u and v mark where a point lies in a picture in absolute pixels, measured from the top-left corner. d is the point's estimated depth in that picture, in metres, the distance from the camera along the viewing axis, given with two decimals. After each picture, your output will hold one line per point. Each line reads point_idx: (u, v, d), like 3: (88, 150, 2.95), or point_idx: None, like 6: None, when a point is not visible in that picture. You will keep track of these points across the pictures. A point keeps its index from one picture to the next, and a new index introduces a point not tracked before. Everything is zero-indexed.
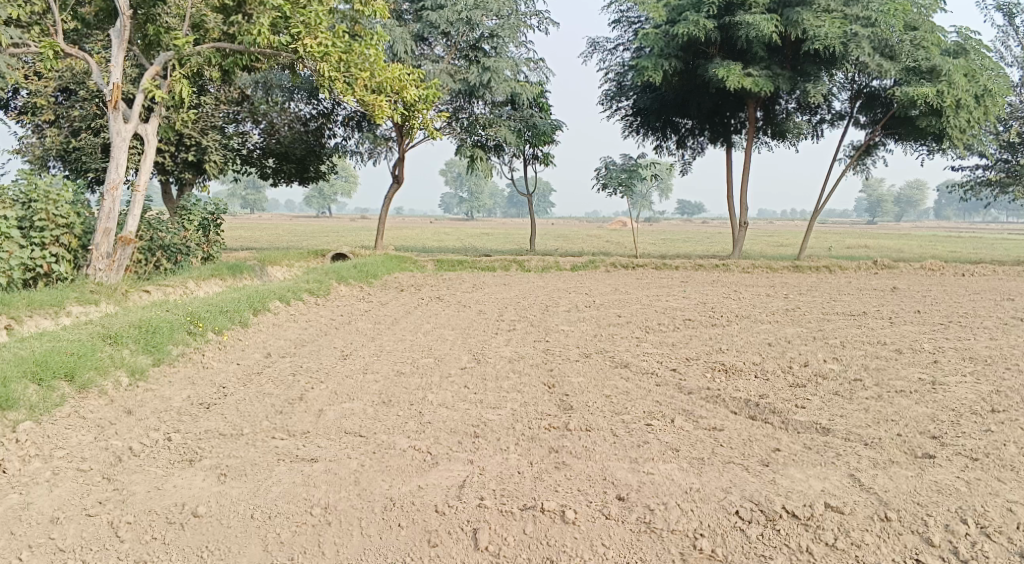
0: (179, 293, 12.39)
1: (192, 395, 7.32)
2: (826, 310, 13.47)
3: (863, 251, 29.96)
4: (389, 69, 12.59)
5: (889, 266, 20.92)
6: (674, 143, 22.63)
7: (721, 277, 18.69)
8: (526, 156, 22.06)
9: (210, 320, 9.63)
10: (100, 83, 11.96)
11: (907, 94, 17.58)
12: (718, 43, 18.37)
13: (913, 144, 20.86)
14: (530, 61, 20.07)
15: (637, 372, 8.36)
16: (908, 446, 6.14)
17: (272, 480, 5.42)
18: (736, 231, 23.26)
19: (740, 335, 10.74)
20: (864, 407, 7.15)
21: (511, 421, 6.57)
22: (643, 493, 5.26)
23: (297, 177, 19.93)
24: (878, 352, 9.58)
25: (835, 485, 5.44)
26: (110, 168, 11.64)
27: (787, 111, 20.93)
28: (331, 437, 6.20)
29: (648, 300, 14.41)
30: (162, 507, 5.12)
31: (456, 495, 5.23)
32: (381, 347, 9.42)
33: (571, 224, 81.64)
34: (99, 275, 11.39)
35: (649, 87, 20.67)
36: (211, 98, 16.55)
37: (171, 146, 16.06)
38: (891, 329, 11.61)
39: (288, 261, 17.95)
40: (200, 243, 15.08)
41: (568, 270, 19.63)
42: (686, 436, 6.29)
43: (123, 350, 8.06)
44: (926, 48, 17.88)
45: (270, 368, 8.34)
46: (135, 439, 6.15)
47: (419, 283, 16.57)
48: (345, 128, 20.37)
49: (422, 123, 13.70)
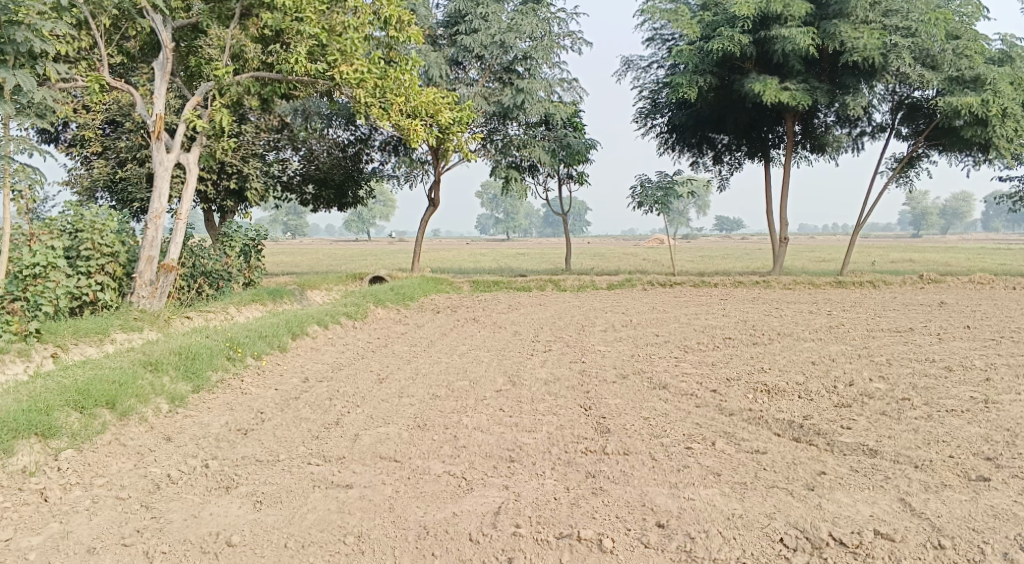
0: (220, 319, 12.55)
1: (230, 421, 7.37)
2: (871, 326, 13.13)
3: (909, 265, 29.26)
4: (424, 94, 12.70)
5: (936, 280, 20.39)
6: (710, 159, 22.45)
7: (761, 294, 18.38)
8: (561, 175, 22.04)
9: (249, 346, 9.73)
10: (144, 115, 12.25)
11: (951, 104, 17.18)
12: (753, 58, 18.22)
13: (957, 154, 20.39)
14: (564, 81, 20.11)
15: (676, 393, 8.20)
16: (961, 468, 5.90)
17: (306, 507, 5.40)
18: (776, 246, 22.88)
19: (782, 353, 10.50)
20: (913, 428, 6.91)
21: (548, 445, 6.48)
22: (683, 520, 5.13)
23: (335, 202, 20.24)
24: (927, 370, 9.28)
25: (884, 510, 5.23)
26: (153, 198, 11.89)
27: (826, 124, 20.61)
28: (366, 462, 6.17)
29: (686, 318, 14.22)
30: (197, 536, 5.12)
31: (491, 522, 5.15)
32: (417, 370, 9.41)
33: (608, 243, 81.38)
34: (142, 302, 11.60)
35: (684, 104, 20.55)
36: (251, 126, 16.77)
37: (213, 174, 16.38)
38: (940, 345, 11.25)
39: (327, 285, 18.13)
40: (241, 269, 15.32)
41: (605, 289, 19.50)
42: (728, 460, 6.13)
43: (163, 377, 8.15)
44: (970, 57, 17.54)
45: (307, 393, 8.37)
46: (173, 466, 6.20)
47: (455, 305, 16.59)
48: (382, 152, 20.65)
49: (457, 146, 13.77)
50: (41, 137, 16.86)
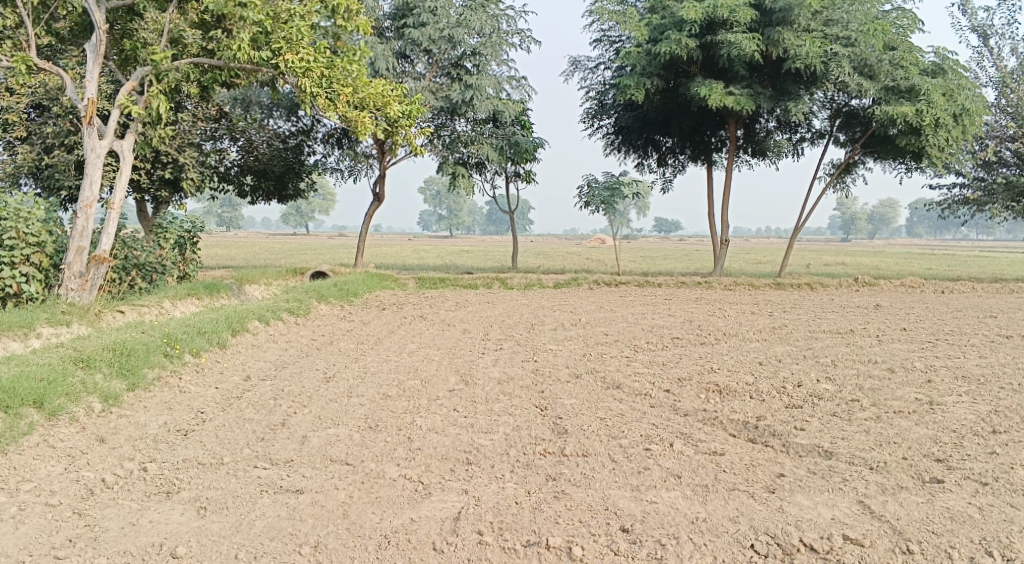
0: (154, 314, 11.99)
1: (169, 421, 6.99)
2: (813, 328, 13.38)
3: (842, 268, 30.09)
4: (372, 86, 12.35)
5: (870, 283, 20.96)
6: (654, 161, 22.60)
7: (705, 294, 18.61)
8: (508, 173, 21.89)
9: (187, 342, 9.28)
10: (74, 98, 11.60)
11: (888, 113, 17.64)
12: (699, 62, 18.36)
13: (891, 162, 21.01)
14: (512, 78, 19.99)
15: (630, 393, 8.12)
16: (915, 470, 5.97)
17: (256, 513, 5.12)
18: (717, 248, 23.14)
19: (731, 353, 10.58)
20: (865, 429, 6.98)
21: (505, 446, 6.31)
22: (648, 524, 5.04)
23: (275, 194, 19.70)
24: (871, 371, 9.45)
25: (845, 513, 5.25)
26: (84, 185, 11.27)
27: (767, 129, 20.98)
28: (316, 466, 5.90)
29: (634, 317, 14.25)
30: (138, 547, 4.78)
31: (452, 530, 4.95)
32: (366, 369, 9.13)
33: (550, 242, 81.88)
34: (71, 295, 10.98)
35: (630, 106, 20.64)
36: (188, 114, 16.18)
37: (147, 163, 15.74)
38: (880, 347, 11.51)
39: (266, 279, 17.58)
40: (177, 261, 14.72)
41: (551, 288, 19.45)
42: (687, 462, 6.07)
43: (95, 374, 7.69)
44: (905, 67, 18.10)
45: (250, 392, 8.02)
46: (108, 469, 5.81)
47: (400, 302, 16.28)
48: (325, 145, 20.16)
49: (405, 140, 13.47)
50: None
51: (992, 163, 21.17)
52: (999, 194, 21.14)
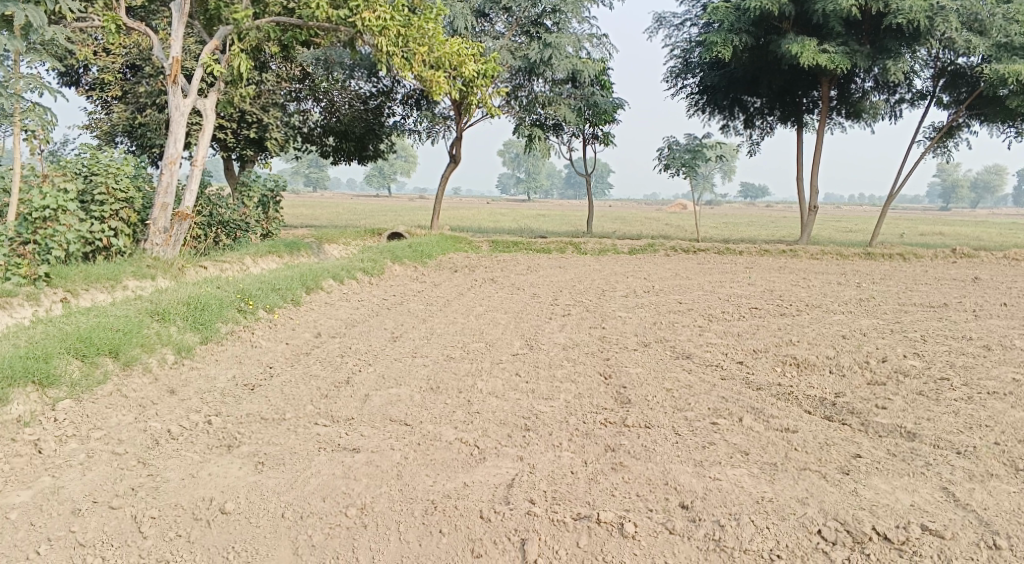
0: (235, 270, 12.28)
1: (238, 375, 7.12)
2: (903, 300, 12.64)
3: (939, 238, 28.46)
4: (448, 45, 12.09)
5: (969, 255, 19.73)
6: (741, 123, 21.70)
7: (788, 263, 17.88)
8: (585, 135, 21.47)
9: (261, 298, 9.43)
10: (160, 58, 11.83)
11: (998, 72, 16.33)
12: (792, 18, 17.40)
13: (999, 125, 19.56)
14: (592, 36, 19.47)
15: (700, 364, 7.83)
16: (1008, 457, 5.52)
17: (310, 471, 5.13)
18: (804, 215, 22.14)
19: (811, 325, 10.08)
20: (953, 410, 6.50)
21: (566, 414, 6.16)
22: (709, 501, 4.81)
23: (356, 155, 19.87)
24: (964, 348, 8.84)
25: (925, 499, 4.90)
26: (168, 143, 11.53)
27: (863, 90, 19.79)
28: (375, 425, 5.89)
29: (711, 286, 13.78)
30: (190, 501, 4.85)
31: (504, 498, 4.85)
32: (432, 330, 9.10)
33: (629, 207, 80.71)
34: (156, 250, 11.34)
35: (717, 64, 19.79)
36: (272, 75, 16.39)
37: (233, 123, 15.95)
38: (977, 323, 10.77)
39: (344, 239, 17.81)
40: (259, 219, 15.04)
41: (627, 253, 19.02)
42: (756, 438, 5.78)
43: (170, 327, 7.90)
44: (1021, 22, 16.73)
45: (318, 349, 8.11)
46: (175, 421, 5.95)
47: (472, 264, 16.22)
48: (404, 106, 20.16)
49: (480, 100, 13.25)
50: (61, 79, 16.56)
51: None
52: None
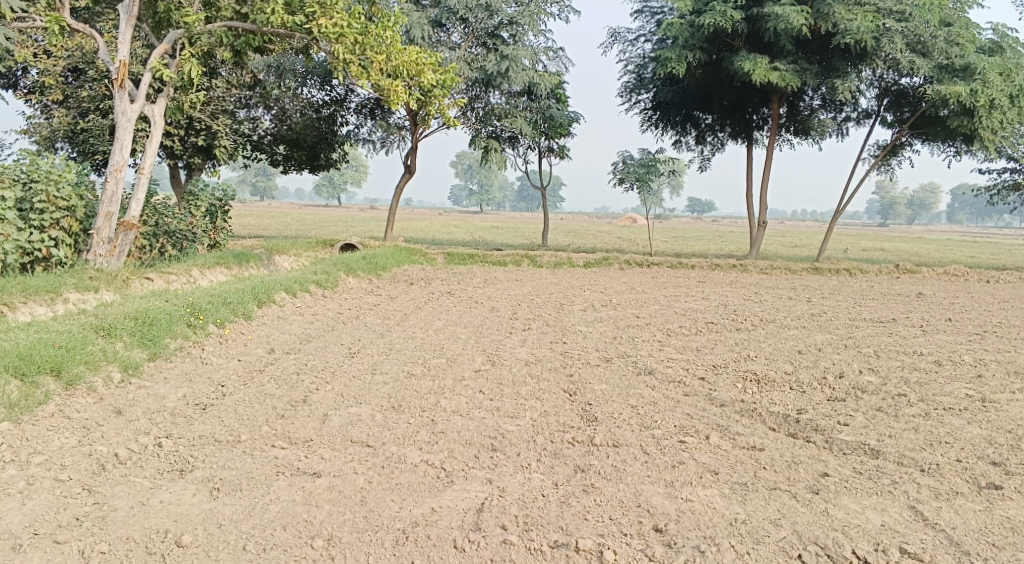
0: (182, 282, 11.87)
1: (189, 394, 6.81)
2: (854, 315, 12.88)
3: (882, 254, 29.24)
4: (406, 53, 11.93)
5: (912, 270, 20.28)
6: (693, 139, 21.98)
7: (740, 278, 18.12)
8: (540, 148, 21.48)
9: (211, 312, 9.10)
10: (106, 62, 11.40)
11: (940, 93, 16.84)
12: (744, 36, 17.71)
13: (940, 144, 20.15)
14: (548, 50, 19.54)
15: (663, 380, 7.80)
16: (970, 474, 5.57)
17: (270, 497, 4.90)
18: (754, 230, 22.47)
19: (768, 340, 10.16)
20: (913, 427, 6.57)
21: (532, 433, 6.04)
22: (683, 525, 4.74)
23: (307, 164, 19.52)
24: (917, 363, 8.99)
25: (896, 519, 4.91)
26: (114, 150, 11.09)
27: (811, 108, 20.24)
28: (335, 447, 5.67)
29: (668, 300, 13.83)
30: (142, 534, 4.56)
31: (475, 524, 4.69)
32: (391, 346, 8.89)
33: (579, 219, 81.39)
34: (99, 261, 10.87)
35: (671, 80, 20.01)
36: (222, 81, 16.05)
37: (180, 130, 15.51)
38: (926, 338, 11.01)
39: (296, 250, 17.44)
40: (207, 230, 14.61)
41: (582, 267, 19.04)
42: (725, 457, 5.73)
43: (116, 343, 7.55)
44: (961, 45, 17.26)
45: (273, 365, 7.83)
46: (122, 444, 5.63)
47: (428, 277, 16.00)
48: (358, 115, 19.91)
49: (437, 110, 13.11)
50: None
51: None
52: None
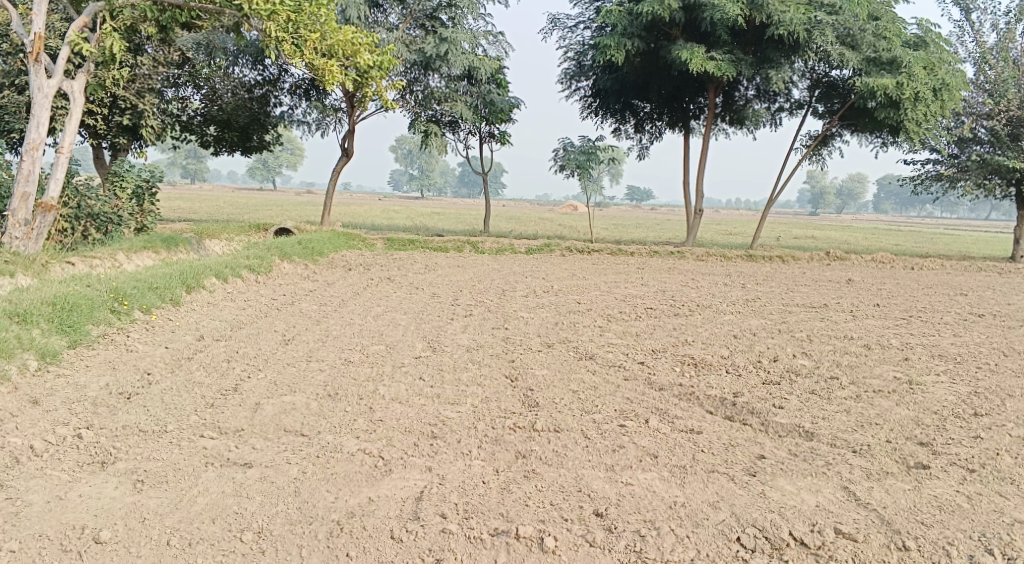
0: (106, 266, 11.36)
1: (112, 383, 6.50)
2: (787, 301, 13.16)
3: (813, 242, 30.05)
4: (341, 32, 11.61)
5: (841, 257, 20.86)
6: (631, 127, 22.12)
7: (678, 264, 18.34)
8: (481, 134, 21.31)
9: (137, 298, 8.72)
10: (20, 33, 10.76)
11: (868, 85, 17.29)
12: (681, 25, 17.85)
13: (868, 135, 20.72)
14: (488, 34, 19.37)
15: (604, 365, 7.80)
16: (899, 455, 5.71)
17: (197, 489, 4.70)
18: (691, 218, 22.75)
19: (706, 326, 10.28)
20: (845, 409, 6.72)
21: (472, 419, 5.94)
22: (623, 508, 4.73)
23: (240, 146, 18.93)
24: (847, 348, 9.21)
25: (829, 499, 5.00)
26: (30, 126, 10.50)
27: (746, 98, 20.57)
28: (268, 436, 5.48)
29: (607, 286, 13.88)
30: (56, 530, 4.31)
31: (413, 513, 4.58)
32: (328, 332, 8.67)
33: (518, 206, 81.44)
34: (15, 244, 10.28)
35: (610, 68, 20.06)
36: (148, 58, 15.20)
37: (104, 108, 14.84)
38: (855, 323, 11.31)
39: (228, 234, 16.90)
40: (134, 212, 14.01)
41: (523, 253, 19.01)
42: (664, 440, 5.75)
43: (32, 330, 7.15)
44: (888, 39, 17.67)
45: (202, 353, 7.54)
46: (38, 436, 5.32)
47: (367, 262, 15.72)
48: (292, 96, 19.40)
49: (375, 92, 12.82)
50: None
51: (966, 140, 20.33)
52: (971, 172, 20.32)
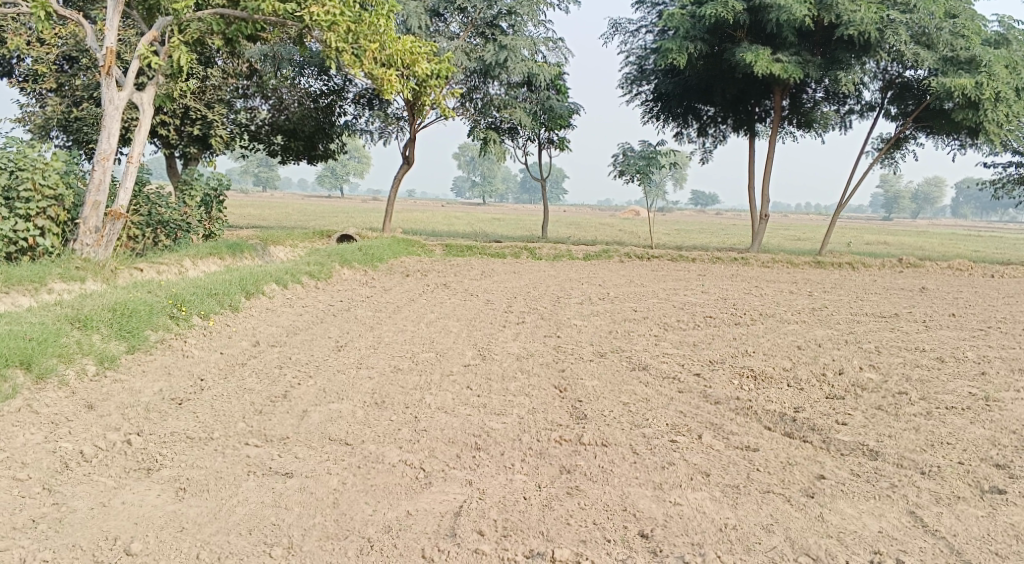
0: (173, 272, 11.65)
1: (165, 388, 6.60)
2: (854, 310, 12.64)
3: (886, 248, 28.99)
4: (401, 42, 11.63)
5: (915, 264, 19.99)
6: (695, 130, 21.69)
7: (740, 271, 17.87)
8: (540, 140, 21.23)
9: (196, 304, 8.87)
10: (95, 47, 11.10)
11: (945, 85, 16.51)
12: (745, 26, 17.40)
13: (945, 137, 19.84)
14: (548, 40, 19.28)
15: (657, 376, 7.57)
16: (972, 478, 5.33)
17: (237, 498, 4.71)
18: (756, 223, 22.11)
19: (767, 335, 9.92)
20: (914, 426, 6.33)
21: (518, 431, 5.81)
22: (670, 530, 4.53)
23: (305, 154, 19.30)
24: (918, 360, 8.74)
25: (893, 525, 4.69)
26: (101, 138, 10.84)
27: (814, 100, 19.96)
28: (312, 445, 5.45)
29: (666, 294, 13.58)
30: (90, 541, 4.34)
31: (450, 529, 4.48)
32: (380, 339, 8.67)
33: (580, 211, 81.04)
34: (86, 250, 10.62)
35: (672, 72, 19.72)
36: (218, 71, 15.62)
37: (176, 119, 15.29)
38: (928, 334, 10.77)
39: (292, 241, 17.20)
40: (201, 220, 14.36)
41: (581, 259, 18.82)
42: (716, 457, 5.50)
43: (93, 335, 7.33)
44: (967, 36, 16.89)
45: (255, 359, 7.60)
46: (90, 441, 5.42)
47: (425, 268, 15.79)
48: (356, 105, 19.67)
49: (434, 101, 12.86)
50: None
51: None
52: None
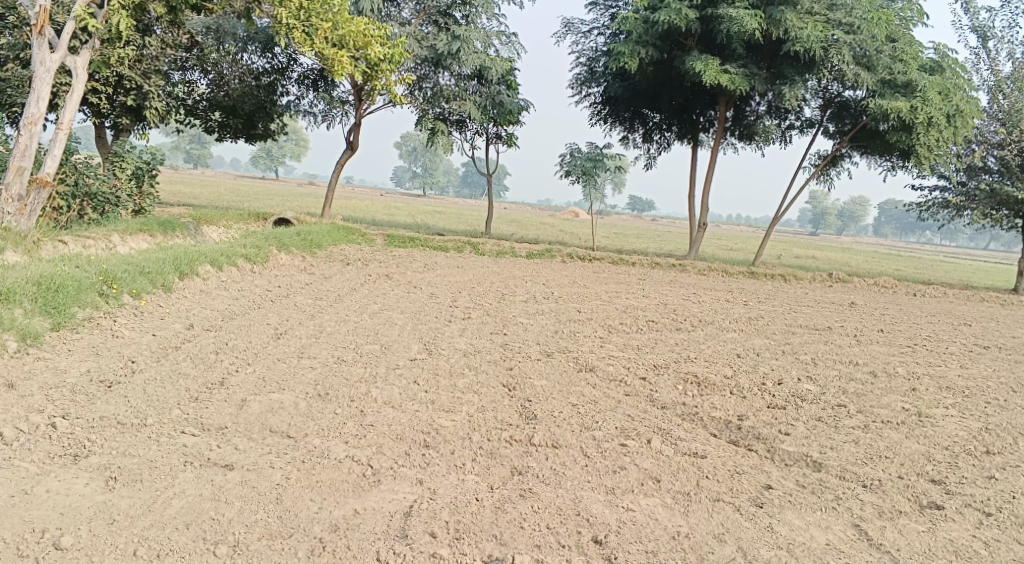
0: (100, 247, 11.08)
1: (93, 369, 6.23)
2: (790, 321, 12.91)
3: (815, 262, 29.84)
4: (353, 23, 11.32)
5: (844, 279, 20.63)
6: (640, 135, 21.85)
7: (679, 277, 18.12)
8: (488, 134, 21.03)
9: (127, 283, 8.42)
10: (25, 5, 10.43)
11: (882, 107, 17.06)
12: (697, 36, 17.59)
13: (878, 158, 20.50)
14: (502, 34, 19.10)
15: (603, 378, 7.54)
16: (911, 492, 5.45)
17: (173, 491, 4.45)
18: (694, 231, 22.45)
19: (708, 342, 10.03)
20: (853, 439, 6.44)
21: (468, 430, 5.67)
22: (624, 536, 4.49)
23: (243, 133, 18.72)
24: (853, 373, 8.96)
25: (839, 538, 4.76)
26: (29, 101, 10.20)
27: (757, 113, 20.33)
28: (252, 437, 5.20)
29: (608, 296, 13.62)
30: (14, 533, 4.06)
31: (401, 530, 4.34)
32: (322, 328, 8.39)
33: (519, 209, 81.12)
34: (7, 219, 9.95)
35: (622, 75, 19.81)
36: (156, 39, 14.81)
37: (109, 87, 14.54)
38: (860, 348, 11.06)
39: (226, 221, 16.62)
40: (133, 194, 13.71)
41: (523, 257, 18.76)
42: (666, 463, 5.49)
43: (14, 310, 6.88)
44: (905, 61, 17.44)
45: (190, 343, 7.25)
46: (9, 423, 5.05)
47: (366, 257, 15.46)
48: (300, 86, 19.14)
49: (384, 86, 12.61)
50: None
51: (976, 169, 20.04)
52: (979, 201, 20.05)
